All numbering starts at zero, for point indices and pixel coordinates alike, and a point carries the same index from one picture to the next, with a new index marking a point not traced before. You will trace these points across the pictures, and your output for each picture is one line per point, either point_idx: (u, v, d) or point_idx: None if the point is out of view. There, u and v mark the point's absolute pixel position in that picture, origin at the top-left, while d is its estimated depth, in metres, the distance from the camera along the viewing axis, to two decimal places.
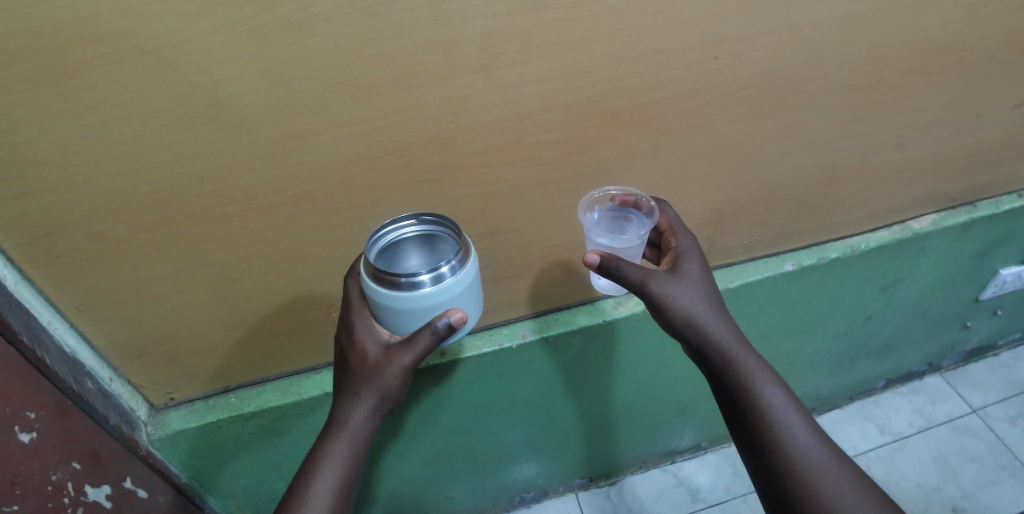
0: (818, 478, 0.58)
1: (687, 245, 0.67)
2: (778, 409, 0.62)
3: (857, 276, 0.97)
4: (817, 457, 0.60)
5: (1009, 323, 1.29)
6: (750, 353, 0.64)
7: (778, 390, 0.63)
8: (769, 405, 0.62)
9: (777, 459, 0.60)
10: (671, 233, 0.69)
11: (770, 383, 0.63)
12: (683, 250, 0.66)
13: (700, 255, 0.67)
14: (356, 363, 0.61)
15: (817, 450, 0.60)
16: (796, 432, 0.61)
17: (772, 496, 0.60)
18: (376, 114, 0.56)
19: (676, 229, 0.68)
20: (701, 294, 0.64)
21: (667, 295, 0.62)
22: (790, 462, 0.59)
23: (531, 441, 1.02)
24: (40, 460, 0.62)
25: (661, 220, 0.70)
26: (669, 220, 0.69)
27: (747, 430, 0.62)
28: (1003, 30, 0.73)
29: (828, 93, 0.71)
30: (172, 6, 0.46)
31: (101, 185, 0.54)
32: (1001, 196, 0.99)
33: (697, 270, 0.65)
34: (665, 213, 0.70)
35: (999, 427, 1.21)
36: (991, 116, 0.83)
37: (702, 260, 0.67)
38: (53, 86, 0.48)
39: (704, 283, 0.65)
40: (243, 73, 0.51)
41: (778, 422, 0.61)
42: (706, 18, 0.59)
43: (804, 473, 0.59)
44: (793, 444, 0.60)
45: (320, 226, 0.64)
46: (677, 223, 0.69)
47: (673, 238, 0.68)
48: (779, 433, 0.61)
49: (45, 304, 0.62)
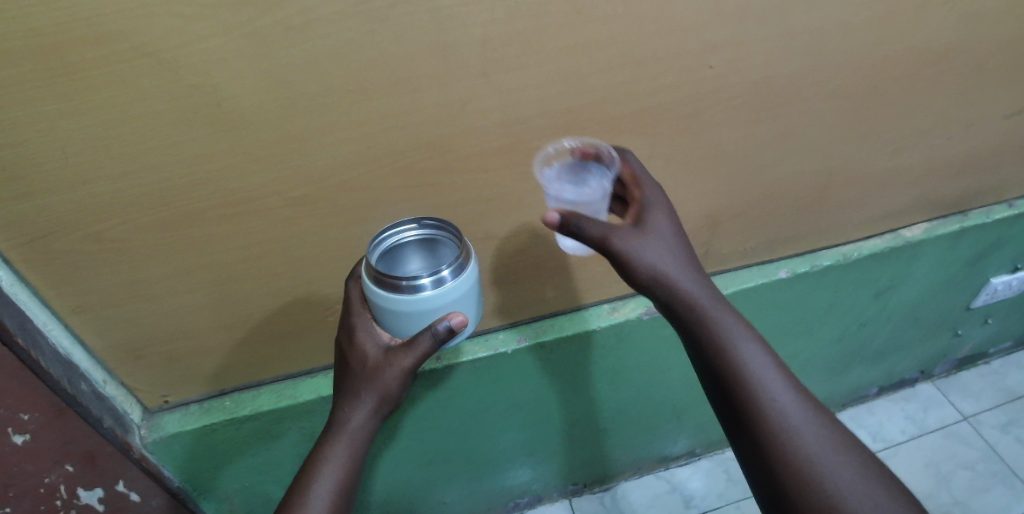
0: (810, 453, 0.53)
1: (654, 197, 0.61)
2: (762, 378, 0.57)
3: (851, 283, 0.98)
4: (807, 429, 0.55)
5: (1000, 331, 1.31)
6: (727, 317, 0.59)
7: (760, 357, 0.58)
8: (752, 372, 0.57)
9: (764, 434, 0.55)
10: (634, 184, 0.62)
11: (749, 349, 0.58)
12: (649, 203, 0.61)
13: (670, 207, 0.62)
14: (355, 364, 0.61)
15: (807, 422, 0.55)
16: (783, 402, 0.56)
17: (760, 472, 0.56)
18: (376, 118, 0.57)
19: (641, 180, 0.62)
20: (671, 252, 0.59)
21: (631, 253, 0.57)
22: (779, 437, 0.54)
23: (526, 447, 1.02)
24: (35, 462, 0.64)
25: (624, 169, 0.63)
26: (633, 170, 0.63)
27: (729, 401, 0.57)
28: (993, 42, 0.74)
29: (822, 101, 0.72)
30: (175, 8, 0.46)
31: (100, 186, 0.54)
32: (992, 205, 1.01)
33: (665, 225, 0.60)
34: (628, 162, 0.63)
35: (990, 434, 1.22)
36: (981, 126, 0.85)
37: (672, 214, 0.61)
38: (53, 87, 0.48)
39: (673, 239, 0.60)
40: (245, 76, 0.51)
41: (762, 393, 0.56)
42: (703, 25, 0.60)
43: (793, 447, 0.54)
44: (781, 416, 0.55)
45: (318, 229, 0.64)
46: (642, 173, 0.63)
47: (637, 190, 0.62)
48: (765, 404, 0.56)
49: (40, 304, 0.61)
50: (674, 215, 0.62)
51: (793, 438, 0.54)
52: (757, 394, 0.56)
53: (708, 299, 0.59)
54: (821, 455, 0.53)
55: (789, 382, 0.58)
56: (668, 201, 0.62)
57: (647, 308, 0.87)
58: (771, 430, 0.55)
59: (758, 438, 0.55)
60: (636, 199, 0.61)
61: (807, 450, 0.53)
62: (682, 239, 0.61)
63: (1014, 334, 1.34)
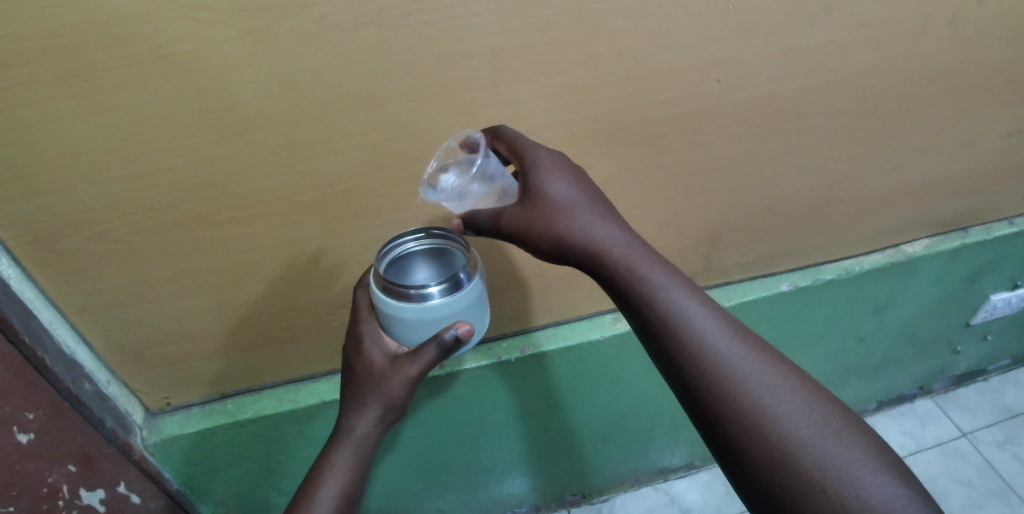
0: (780, 422, 0.46)
1: (546, 157, 0.55)
2: (710, 345, 0.50)
3: (851, 297, 0.99)
4: (771, 394, 0.47)
5: (999, 348, 1.31)
6: (658, 283, 0.52)
7: (702, 321, 0.51)
8: (696, 342, 0.50)
9: (724, 412, 0.47)
10: (517, 147, 0.56)
11: (689, 314, 0.51)
12: (538, 163, 0.54)
13: (568, 165, 0.56)
14: (361, 372, 0.61)
15: (773, 386, 0.48)
16: (738, 367, 0.48)
17: (724, 450, 0.48)
18: (385, 126, 0.57)
19: (525, 142, 0.56)
20: (576, 211, 0.54)
21: (522, 225, 0.53)
22: (740, 411, 0.47)
23: (524, 456, 1.02)
24: (35, 461, 0.61)
25: (501, 138, 0.57)
26: (513, 135, 0.57)
27: (680, 378, 0.50)
28: (994, 62, 0.75)
29: (825, 117, 0.73)
30: (190, 13, 0.47)
31: (110, 187, 0.55)
32: (991, 222, 1.01)
33: (563, 185, 0.54)
34: (505, 131, 0.58)
35: (988, 450, 1.22)
36: (982, 144, 0.86)
37: (571, 173, 0.55)
38: (68, 88, 0.48)
39: (580, 197, 0.54)
40: (258, 81, 0.52)
41: (714, 362, 0.49)
42: (709, 41, 0.60)
43: (760, 420, 0.46)
44: (739, 386, 0.48)
45: (324, 235, 0.65)
46: (524, 137, 0.57)
47: (519, 155, 0.55)
48: (716, 377, 0.48)
49: (46, 303, 0.62)
50: (576, 173, 0.56)
51: (758, 410, 0.46)
52: (708, 367, 0.49)
53: (629, 267, 0.53)
54: (793, 420, 0.46)
55: (746, 341, 0.51)
56: (564, 159, 0.56)
57: None
58: (731, 406, 0.47)
59: (719, 416, 0.48)
60: (521, 163, 0.55)
61: (776, 422, 0.46)
62: (589, 200, 0.55)
63: (1012, 351, 1.34)
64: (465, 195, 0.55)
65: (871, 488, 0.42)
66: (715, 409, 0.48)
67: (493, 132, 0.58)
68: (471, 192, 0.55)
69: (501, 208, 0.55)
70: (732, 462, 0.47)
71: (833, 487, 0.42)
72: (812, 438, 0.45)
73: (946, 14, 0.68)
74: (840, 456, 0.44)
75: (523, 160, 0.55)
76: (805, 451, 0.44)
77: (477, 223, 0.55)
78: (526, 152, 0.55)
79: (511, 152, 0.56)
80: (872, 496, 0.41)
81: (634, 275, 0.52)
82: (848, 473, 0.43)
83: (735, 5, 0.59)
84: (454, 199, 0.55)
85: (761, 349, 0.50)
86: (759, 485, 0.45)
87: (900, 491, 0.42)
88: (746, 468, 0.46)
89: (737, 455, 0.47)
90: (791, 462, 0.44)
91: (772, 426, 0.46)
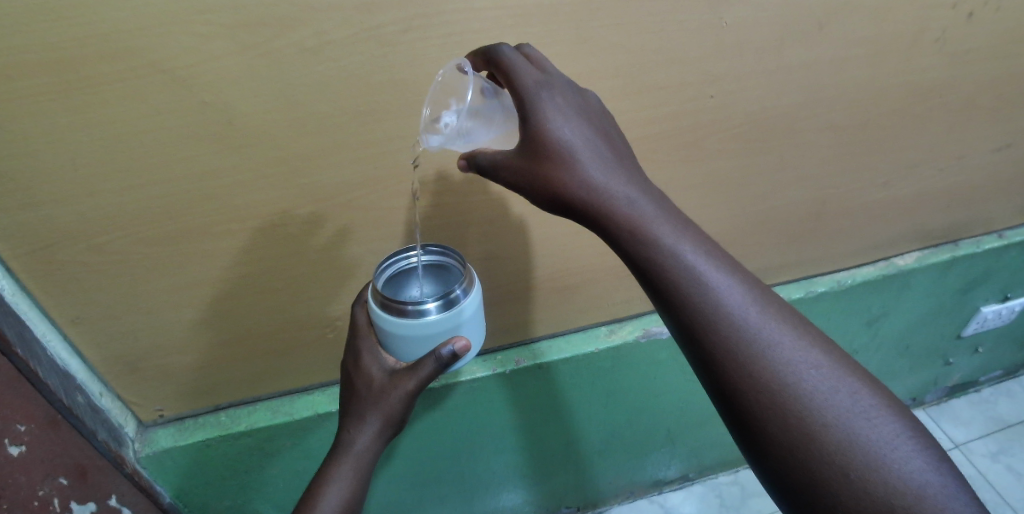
0: (805, 402, 0.44)
1: (552, 96, 0.48)
2: (735, 317, 0.46)
3: (845, 309, 0.99)
4: (791, 365, 0.45)
5: (990, 360, 1.32)
6: (678, 249, 0.47)
7: (722, 286, 0.47)
8: (718, 313, 0.46)
9: (747, 392, 0.45)
10: (512, 82, 0.48)
11: (713, 283, 0.47)
12: (541, 104, 0.48)
13: (576, 105, 0.50)
14: (361, 386, 0.61)
15: (801, 362, 0.45)
16: (766, 342, 0.46)
17: (739, 423, 0.46)
18: (383, 139, 0.58)
19: (526, 74, 0.48)
20: (585, 165, 0.48)
21: (525, 178, 0.49)
22: (763, 392, 0.45)
23: (521, 468, 1.01)
24: (26, 474, 0.60)
25: (498, 63, 0.49)
26: (512, 62, 0.49)
27: (698, 348, 0.47)
28: (981, 78, 0.77)
29: (818, 132, 0.74)
30: (190, 26, 0.47)
31: (106, 198, 0.55)
32: (982, 236, 1.02)
33: (571, 133, 0.48)
34: (503, 54, 0.49)
35: (980, 462, 1.22)
36: (971, 159, 0.87)
37: (581, 116, 0.49)
38: (65, 100, 0.48)
39: (588, 146, 0.49)
40: (256, 95, 0.52)
41: (739, 338, 0.46)
42: (703, 57, 0.61)
43: (778, 398, 0.44)
44: (763, 364, 0.45)
45: (321, 247, 0.65)
46: (526, 65, 0.49)
47: (518, 91, 0.48)
48: (735, 348, 0.46)
49: (40, 315, 0.61)
50: (585, 115, 0.50)
51: (777, 387, 0.44)
52: (732, 344, 0.46)
53: (645, 232, 0.48)
54: (821, 400, 0.44)
55: (774, 311, 0.47)
56: (573, 95, 0.50)
57: (644, 331, 0.88)
58: (755, 386, 0.45)
59: (742, 395, 0.45)
60: (520, 104, 0.48)
61: (801, 402, 0.44)
62: (601, 151, 0.49)
63: (1003, 363, 1.35)
64: (469, 135, 0.53)
65: (899, 473, 0.41)
66: (737, 388, 0.46)
67: (487, 55, 0.50)
68: (474, 131, 0.53)
69: (500, 158, 0.50)
70: (751, 441, 0.46)
71: (854, 469, 0.42)
72: (840, 419, 0.43)
73: (934, 32, 0.69)
74: (867, 438, 0.42)
75: (524, 97, 0.48)
76: (832, 434, 0.43)
77: (476, 166, 0.52)
78: (527, 87, 0.48)
79: (509, 87, 0.49)
80: (898, 481, 0.41)
81: (652, 242, 0.47)
82: (868, 456, 0.42)
83: (727, 22, 0.60)
84: (457, 141, 0.53)
85: (788, 319, 0.47)
86: (774, 463, 0.44)
87: (928, 476, 0.41)
88: (766, 449, 0.45)
89: (756, 437, 0.45)
90: (817, 446, 0.43)
91: (798, 407, 0.44)
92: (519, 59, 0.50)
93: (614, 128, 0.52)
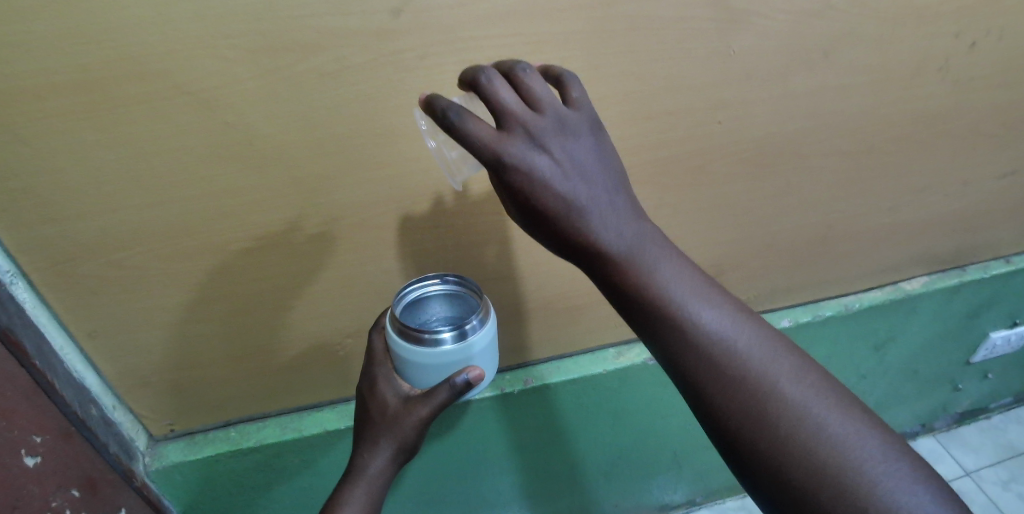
0: (789, 433, 0.44)
1: (518, 155, 0.43)
2: (716, 352, 0.47)
3: (853, 333, 0.99)
4: (769, 393, 0.45)
5: (999, 387, 1.31)
6: (658, 287, 0.47)
7: (700, 317, 0.47)
8: (698, 347, 0.47)
9: (731, 424, 0.46)
10: (475, 154, 0.43)
11: (695, 319, 0.47)
12: (511, 168, 0.43)
13: (547, 150, 0.44)
14: (375, 411, 0.62)
15: (780, 392, 0.45)
16: (745, 377, 0.46)
17: (724, 443, 0.47)
18: (399, 160, 0.59)
19: (487, 141, 0.42)
20: (564, 215, 0.45)
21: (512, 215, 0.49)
22: (748, 422, 0.45)
23: (525, 490, 1.00)
24: (40, 485, 0.60)
25: (451, 131, 0.43)
26: (469, 132, 0.42)
27: (682, 376, 0.48)
28: (985, 106, 0.78)
29: (824, 157, 0.75)
30: (218, 51, 0.49)
31: (127, 214, 0.56)
32: (989, 261, 1.03)
33: (547, 188, 0.44)
34: (455, 122, 0.42)
35: (992, 490, 1.20)
36: (977, 185, 0.88)
37: (556, 162, 0.44)
38: (93, 119, 0.50)
39: (565, 193, 0.45)
40: (280, 117, 0.54)
41: (721, 371, 0.46)
42: (711, 85, 0.63)
43: (763, 429, 0.44)
44: (745, 394, 0.45)
45: (336, 265, 0.66)
46: (483, 124, 0.42)
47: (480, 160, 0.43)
48: (717, 379, 0.46)
49: (58, 328, 0.63)
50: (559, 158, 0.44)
51: (759, 417, 0.45)
52: (713, 376, 0.46)
53: (627, 273, 0.47)
54: (805, 429, 0.44)
55: (758, 337, 0.48)
56: (538, 143, 0.44)
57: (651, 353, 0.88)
58: (739, 418, 0.45)
59: (725, 425, 0.46)
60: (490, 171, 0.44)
61: (778, 427, 0.44)
62: (578, 200, 0.45)
63: (1013, 390, 1.34)
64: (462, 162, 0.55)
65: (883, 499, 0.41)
66: (720, 416, 0.46)
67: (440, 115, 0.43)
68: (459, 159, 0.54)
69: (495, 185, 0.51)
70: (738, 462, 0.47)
71: (835, 496, 0.42)
72: (818, 443, 0.43)
73: (936, 62, 0.71)
74: (850, 464, 0.42)
75: (492, 167, 0.43)
76: (811, 461, 0.43)
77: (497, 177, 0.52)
78: (490, 159, 0.43)
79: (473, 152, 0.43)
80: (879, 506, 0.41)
81: (634, 284, 0.47)
82: (849, 481, 0.42)
83: (735, 51, 0.61)
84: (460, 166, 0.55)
85: (771, 349, 0.47)
86: (760, 484, 0.45)
87: (904, 497, 0.41)
88: (755, 475, 0.45)
89: (743, 462, 0.46)
90: (793, 472, 0.43)
91: (779, 437, 0.44)
92: (475, 117, 0.43)
93: (593, 155, 0.46)
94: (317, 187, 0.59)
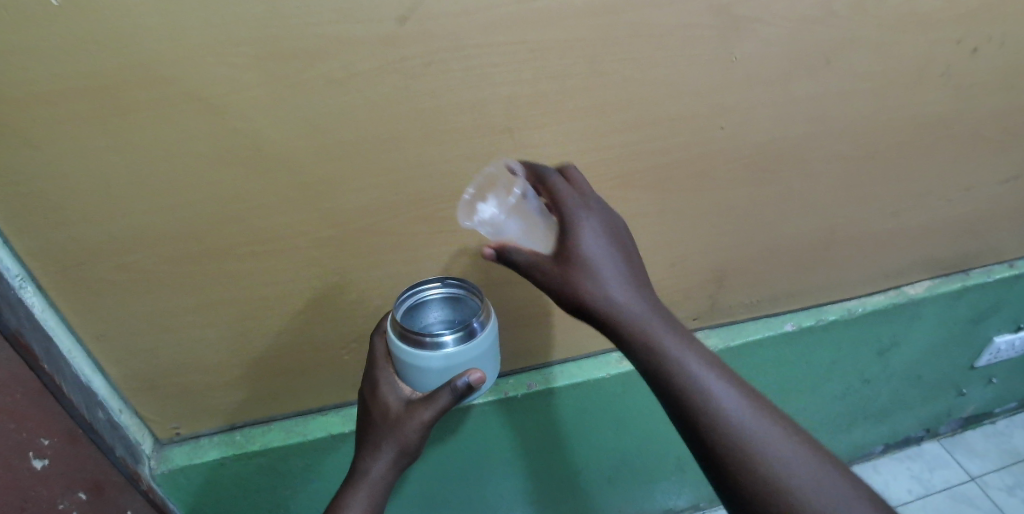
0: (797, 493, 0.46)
1: (585, 214, 0.54)
2: (734, 416, 0.49)
3: (856, 338, 0.99)
4: (780, 459, 0.47)
5: (1004, 392, 1.30)
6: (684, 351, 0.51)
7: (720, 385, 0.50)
8: (717, 409, 0.49)
9: (736, 482, 0.47)
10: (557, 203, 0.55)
11: (710, 385, 0.50)
12: (577, 220, 0.53)
13: (607, 219, 0.54)
14: (377, 416, 0.62)
15: (790, 459, 0.47)
16: (759, 441, 0.47)
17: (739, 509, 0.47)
18: (403, 165, 0.60)
19: (567, 197, 0.55)
20: (612, 271, 0.52)
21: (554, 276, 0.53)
22: (761, 483, 0.46)
23: (528, 495, 1.01)
24: (47, 487, 0.62)
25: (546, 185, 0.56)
26: (556, 185, 0.56)
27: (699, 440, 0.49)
28: (987, 110, 0.78)
29: (827, 161, 0.75)
30: (225, 58, 0.50)
31: (135, 219, 0.57)
32: (992, 265, 1.03)
33: (601, 245, 0.53)
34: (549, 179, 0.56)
35: (996, 496, 1.20)
36: (979, 189, 0.88)
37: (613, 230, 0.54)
38: (102, 125, 0.51)
39: (615, 254, 0.53)
40: (286, 123, 0.54)
41: (732, 434, 0.48)
42: (713, 90, 0.63)
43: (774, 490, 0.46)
44: (758, 457, 0.47)
45: (341, 269, 0.66)
46: (566, 186, 0.56)
47: (557, 210, 0.54)
48: (733, 441, 0.48)
49: (66, 330, 0.63)
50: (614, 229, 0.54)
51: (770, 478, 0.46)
52: (730, 437, 0.48)
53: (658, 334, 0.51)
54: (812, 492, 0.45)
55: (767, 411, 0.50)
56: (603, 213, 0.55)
57: None
58: (752, 478, 0.47)
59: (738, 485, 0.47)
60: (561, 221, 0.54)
61: (784, 479, 0.46)
62: (625, 263, 0.53)
63: (1019, 395, 1.34)
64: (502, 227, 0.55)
65: None
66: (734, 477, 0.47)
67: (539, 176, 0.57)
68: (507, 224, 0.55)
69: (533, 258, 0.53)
70: None
71: None
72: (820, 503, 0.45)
73: (938, 67, 0.71)
74: None
75: (564, 216, 0.54)
76: None
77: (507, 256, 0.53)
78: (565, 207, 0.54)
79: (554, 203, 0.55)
80: None
81: (663, 344, 0.51)
82: None
83: (737, 56, 0.62)
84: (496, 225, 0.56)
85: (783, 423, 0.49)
86: None
87: None
88: None
89: None
90: None
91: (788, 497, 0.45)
92: (562, 182, 0.56)
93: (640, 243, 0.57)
94: (323, 192, 0.59)
